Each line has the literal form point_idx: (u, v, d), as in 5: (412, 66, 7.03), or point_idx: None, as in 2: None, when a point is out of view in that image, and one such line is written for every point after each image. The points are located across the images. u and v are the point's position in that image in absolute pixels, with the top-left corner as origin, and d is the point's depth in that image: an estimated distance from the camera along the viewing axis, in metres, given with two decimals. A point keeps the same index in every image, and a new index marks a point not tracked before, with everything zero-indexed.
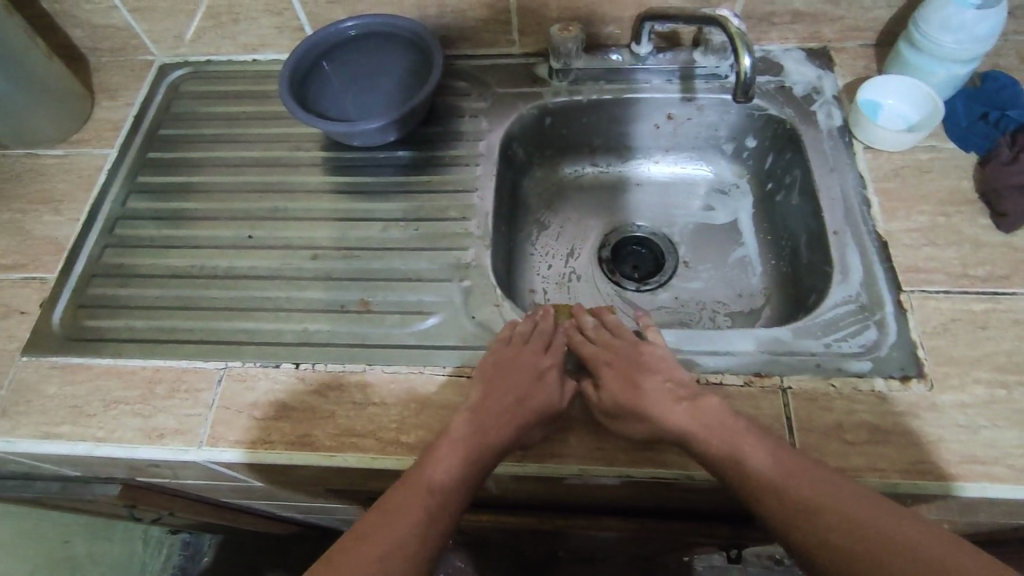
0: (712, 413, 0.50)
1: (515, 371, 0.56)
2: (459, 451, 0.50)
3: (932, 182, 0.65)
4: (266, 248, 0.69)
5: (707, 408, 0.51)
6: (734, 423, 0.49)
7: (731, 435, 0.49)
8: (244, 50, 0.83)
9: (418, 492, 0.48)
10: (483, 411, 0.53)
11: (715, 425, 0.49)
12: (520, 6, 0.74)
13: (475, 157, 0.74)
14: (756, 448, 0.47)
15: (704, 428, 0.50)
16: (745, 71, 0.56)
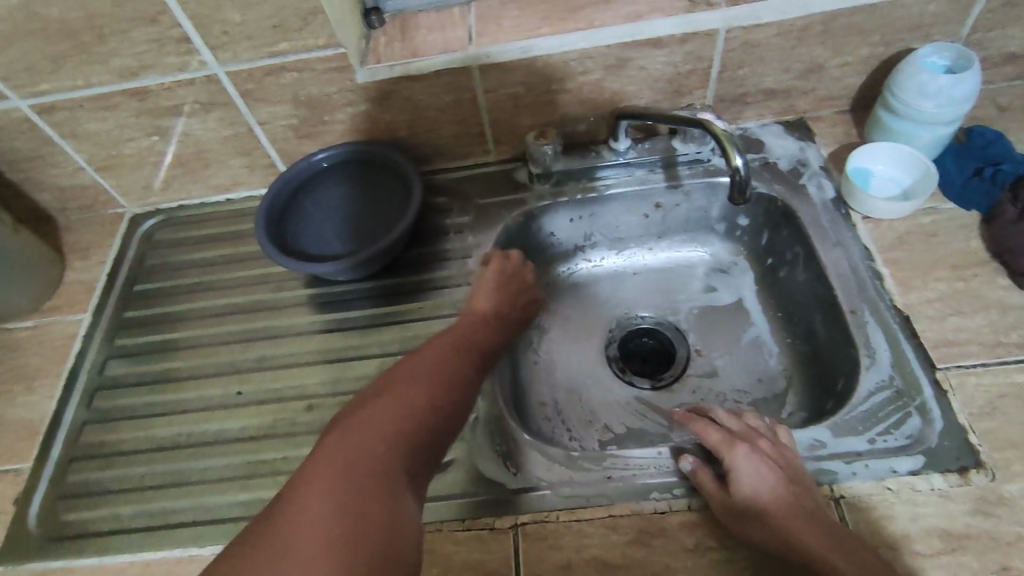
0: (778, 472, 0.51)
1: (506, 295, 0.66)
2: (453, 346, 0.56)
3: (941, 246, 0.63)
4: (257, 404, 0.65)
5: (774, 466, 0.51)
6: (796, 484, 0.50)
7: (787, 498, 0.49)
8: (217, 192, 0.81)
9: (422, 372, 0.51)
10: (478, 319, 0.63)
11: (778, 486, 0.50)
12: (493, 118, 0.73)
13: (466, 275, 0.71)
14: (812, 515, 0.48)
15: (765, 488, 0.50)
16: (736, 168, 0.54)
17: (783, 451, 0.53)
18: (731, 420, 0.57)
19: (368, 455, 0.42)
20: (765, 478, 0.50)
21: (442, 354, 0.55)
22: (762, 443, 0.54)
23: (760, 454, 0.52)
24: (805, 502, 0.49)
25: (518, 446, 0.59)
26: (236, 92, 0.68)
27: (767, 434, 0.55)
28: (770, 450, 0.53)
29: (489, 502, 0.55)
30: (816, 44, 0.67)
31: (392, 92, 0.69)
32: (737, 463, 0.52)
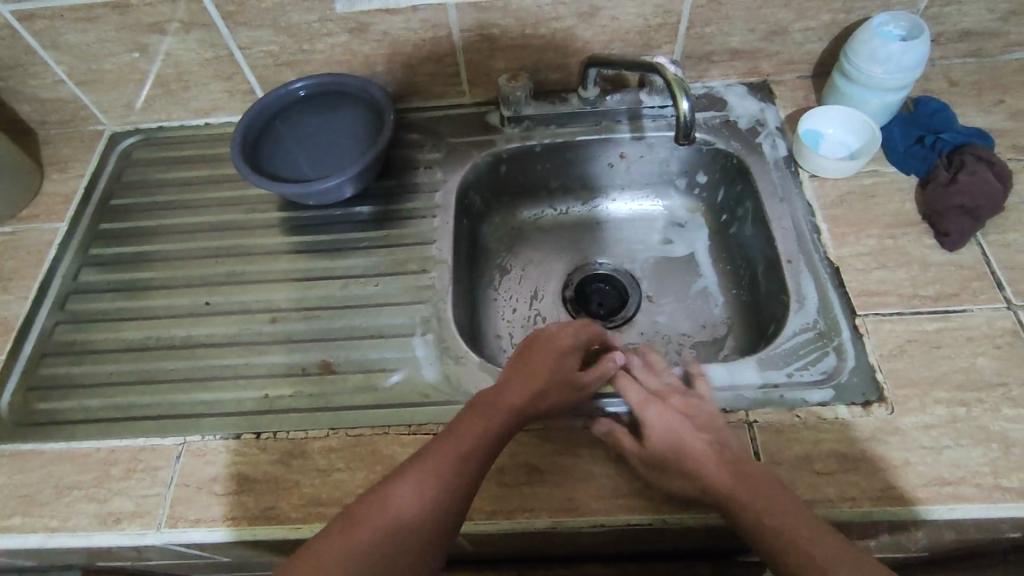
0: (682, 426, 0.53)
1: (541, 348, 0.57)
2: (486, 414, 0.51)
3: (877, 206, 0.67)
4: (224, 315, 0.68)
5: (682, 417, 0.54)
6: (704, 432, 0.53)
7: (698, 447, 0.51)
8: (196, 115, 0.83)
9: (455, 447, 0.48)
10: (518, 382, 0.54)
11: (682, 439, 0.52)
12: (468, 59, 0.75)
13: (432, 209, 0.74)
14: (720, 458, 0.50)
15: (674, 435, 0.53)
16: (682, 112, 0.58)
17: (694, 402, 0.56)
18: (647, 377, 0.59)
19: (389, 534, 0.44)
20: (672, 431, 0.53)
21: (472, 426, 0.50)
22: (674, 398, 0.56)
23: (671, 410, 0.55)
24: (711, 448, 0.51)
25: (466, 364, 0.62)
26: (216, 14, 0.70)
27: (670, 388, 0.58)
28: (682, 406, 0.55)
29: (435, 412, 0.59)
30: (780, 6, 0.70)
31: (369, 24, 0.71)
32: (647, 420, 0.55)
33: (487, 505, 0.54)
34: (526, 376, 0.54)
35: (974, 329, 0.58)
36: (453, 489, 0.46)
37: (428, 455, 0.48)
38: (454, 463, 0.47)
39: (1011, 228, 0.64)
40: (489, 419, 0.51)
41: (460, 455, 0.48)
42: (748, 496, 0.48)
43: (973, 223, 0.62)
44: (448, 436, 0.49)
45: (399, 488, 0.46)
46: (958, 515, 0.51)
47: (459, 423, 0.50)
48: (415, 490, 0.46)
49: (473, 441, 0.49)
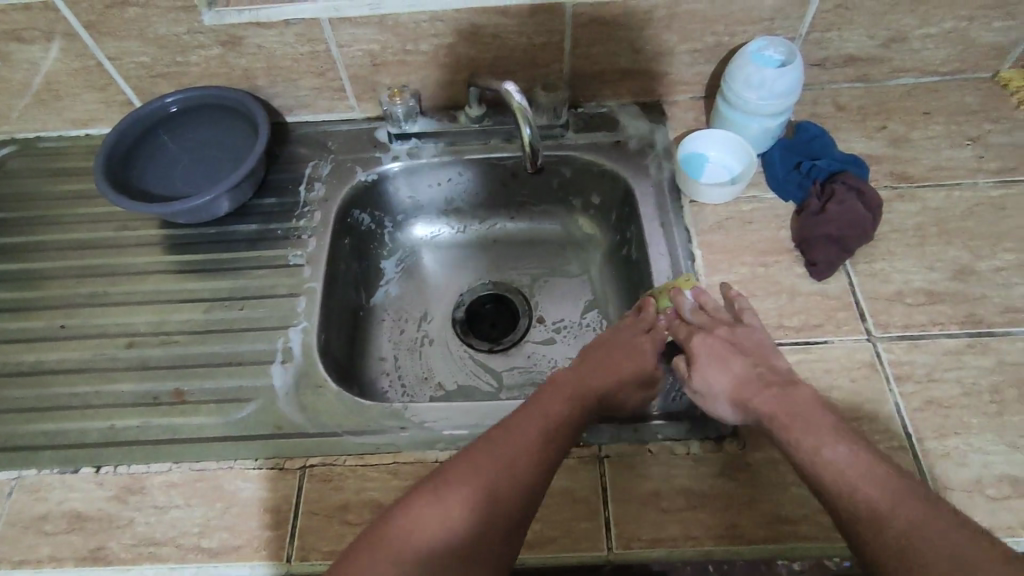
0: (734, 355, 0.55)
1: (608, 348, 0.62)
2: (566, 396, 0.56)
3: (753, 233, 0.66)
4: (80, 339, 0.65)
5: (726, 347, 0.56)
6: (751, 363, 0.54)
7: (738, 373, 0.54)
8: (74, 125, 0.79)
9: (538, 420, 0.53)
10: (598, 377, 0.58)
11: (739, 369, 0.54)
12: (351, 74, 0.73)
13: (311, 228, 0.71)
14: (768, 392, 0.51)
15: (718, 367, 0.55)
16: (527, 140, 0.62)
17: (749, 331, 0.57)
18: (699, 308, 0.60)
19: (470, 497, 0.47)
20: (718, 367, 0.55)
21: (556, 401, 0.55)
22: (720, 328, 0.57)
23: (719, 340, 0.57)
24: (773, 389, 0.52)
25: (326, 394, 0.60)
26: (78, 23, 0.67)
27: (728, 319, 0.58)
28: (729, 335, 0.57)
29: (286, 445, 0.57)
30: (662, 28, 0.69)
31: (242, 37, 0.69)
32: (694, 352, 0.57)
33: (325, 546, 0.52)
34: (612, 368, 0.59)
35: (833, 361, 0.58)
36: (529, 450, 0.50)
37: (521, 421, 0.53)
38: (539, 432, 0.52)
39: (880, 257, 0.63)
40: (569, 399, 0.55)
41: (544, 423, 0.53)
42: (802, 430, 0.47)
43: (841, 253, 0.62)
44: (528, 411, 0.54)
45: (493, 455, 0.50)
46: (796, 553, 0.50)
47: (540, 399, 0.55)
48: (501, 451, 0.50)
49: (561, 416, 0.54)
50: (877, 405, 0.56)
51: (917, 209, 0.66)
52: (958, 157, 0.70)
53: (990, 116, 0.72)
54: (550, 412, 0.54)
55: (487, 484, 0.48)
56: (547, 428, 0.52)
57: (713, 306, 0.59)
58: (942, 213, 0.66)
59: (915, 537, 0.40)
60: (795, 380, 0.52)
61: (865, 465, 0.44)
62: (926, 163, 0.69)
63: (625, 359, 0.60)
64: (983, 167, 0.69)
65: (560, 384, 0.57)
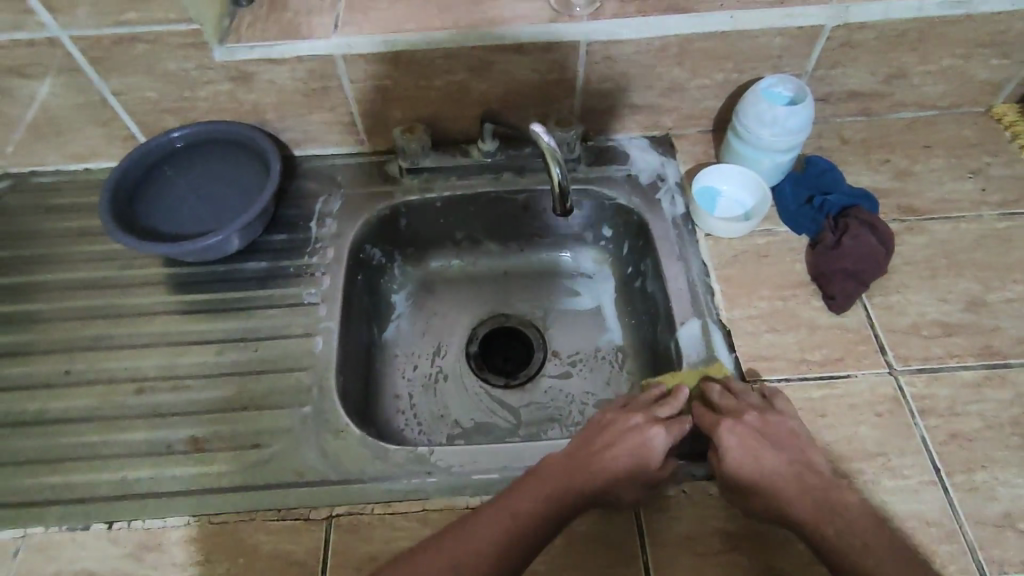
0: (771, 451, 0.53)
1: (651, 413, 0.56)
2: (593, 463, 0.53)
3: (769, 266, 0.67)
4: (86, 385, 0.62)
5: (758, 437, 0.53)
6: (785, 456, 0.53)
7: (773, 470, 0.52)
8: (73, 160, 0.77)
9: (550, 483, 0.51)
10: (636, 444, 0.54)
11: (777, 469, 0.52)
12: (363, 109, 0.73)
13: (325, 265, 0.70)
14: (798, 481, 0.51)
15: (757, 460, 0.52)
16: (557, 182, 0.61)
17: (784, 424, 0.54)
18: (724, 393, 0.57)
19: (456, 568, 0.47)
20: (750, 459, 0.52)
21: (582, 463, 0.53)
22: (750, 415, 0.55)
23: (751, 429, 0.54)
24: (804, 479, 0.51)
25: (348, 438, 0.59)
26: (83, 59, 0.65)
27: (759, 405, 0.56)
28: (764, 424, 0.54)
29: (310, 494, 0.55)
30: (673, 65, 0.70)
31: (253, 73, 0.68)
32: (723, 441, 0.54)
33: None
34: (633, 447, 0.53)
35: (856, 396, 0.59)
36: (515, 532, 0.48)
37: (518, 500, 0.50)
38: (551, 498, 0.50)
39: (894, 290, 0.65)
40: (600, 467, 0.52)
41: (536, 508, 0.50)
42: (824, 505, 0.50)
43: (857, 287, 0.63)
44: (527, 488, 0.51)
45: (485, 530, 0.48)
46: None
47: (566, 458, 0.53)
48: (512, 511, 0.49)
49: (581, 482, 0.51)
50: (902, 439, 0.56)
51: (926, 241, 0.68)
52: (960, 190, 0.72)
53: (987, 149, 0.75)
54: (571, 473, 0.52)
55: (483, 545, 0.48)
56: (540, 512, 0.50)
57: (744, 394, 0.57)
58: (950, 245, 0.68)
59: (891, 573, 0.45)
60: (832, 483, 0.51)
61: (879, 535, 0.48)
62: (931, 196, 0.71)
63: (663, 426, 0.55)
64: (985, 199, 0.71)
65: (593, 444, 0.54)
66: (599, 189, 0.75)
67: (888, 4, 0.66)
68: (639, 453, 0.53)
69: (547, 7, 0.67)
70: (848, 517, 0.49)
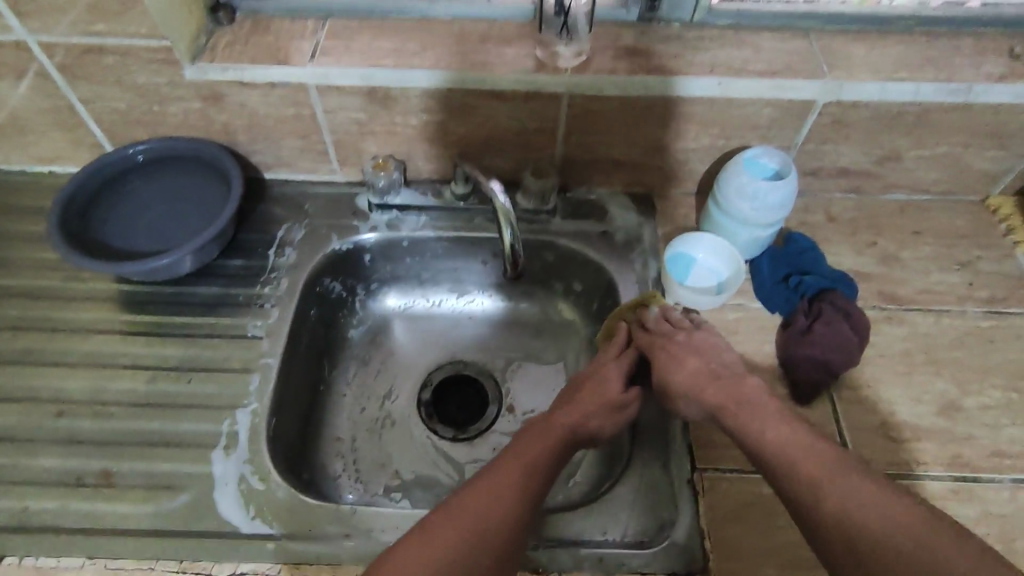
0: (699, 357, 0.57)
1: (581, 385, 0.60)
2: (547, 436, 0.54)
3: (737, 344, 0.64)
4: (5, 402, 0.59)
5: (688, 351, 0.58)
6: (717, 365, 0.56)
7: (706, 376, 0.55)
8: (38, 162, 0.75)
9: (513, 462, 0.52)
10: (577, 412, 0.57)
11: (709, 372, 0.55)
12: (336, 140, 0.71)
13: (275, 297, 0.67)
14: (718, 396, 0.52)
15: (689, 368, 0.56)
16: (507, 243, 0.62)
17: (705, 334, 0.59)
18: (658, 317, 0.62)
19: (482, 525, 0.47)
20: (676, 369, 0.57)
21: (532, 444, 0.54)
22: (679, 337, 0.59)
23: (681, 346, 0.58)
24: (733, 383, 0.53)
25: (269, 488, 0.55)
26: (51, 64, 0.63)
27: (686, 325, 0.60)
28: (692, 342, 0.58)
29: (218, 547, 0.52)
30: (658, 125, 0.68)
31: (224, 94, 0.66)
32: (660, 361, 0.58)
33: None
34: (593, 392, 0.58)
35: None
36: (502, 510, 0.48)
37: (515, 456, 0.52)
38: (521, 472, 0.51)
39: (865, 384, 0.61)
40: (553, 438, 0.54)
41: (534, 455, 0.52)
42: (750, 412, 0.50)
43: (826, 378, 0.60)
44: (519, 445, 0.53)
45: (491, 485, 0.49)
46: None
47: (515, 446, 0.54)
48: (492, 492, 0.49)
49: (541, 456, 0.53)
50: None
51: (905, 333, 0.64)
52: (946, 281, 0.69)
53: (979, 242, 0.72)
54: (530, 453, 0.53)
55: (474, 523, 0.47)
56: (540, 457, 0.52)
57: (671, 316, 0.61)
58: (930, 340, 0.64)
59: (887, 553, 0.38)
60: (746, 373, 0.54)
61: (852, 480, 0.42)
62: (915, 285, 0.68)
63: (599, 388, 0.59)
64: (971, 295, 0.68)
65: (533, 428, 0.56)
66: (572, 243, 0.72)
67: (884, 84, 0.63)
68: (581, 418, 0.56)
69: (533, 55, 0.66)
70: (776, 432, 0.47)
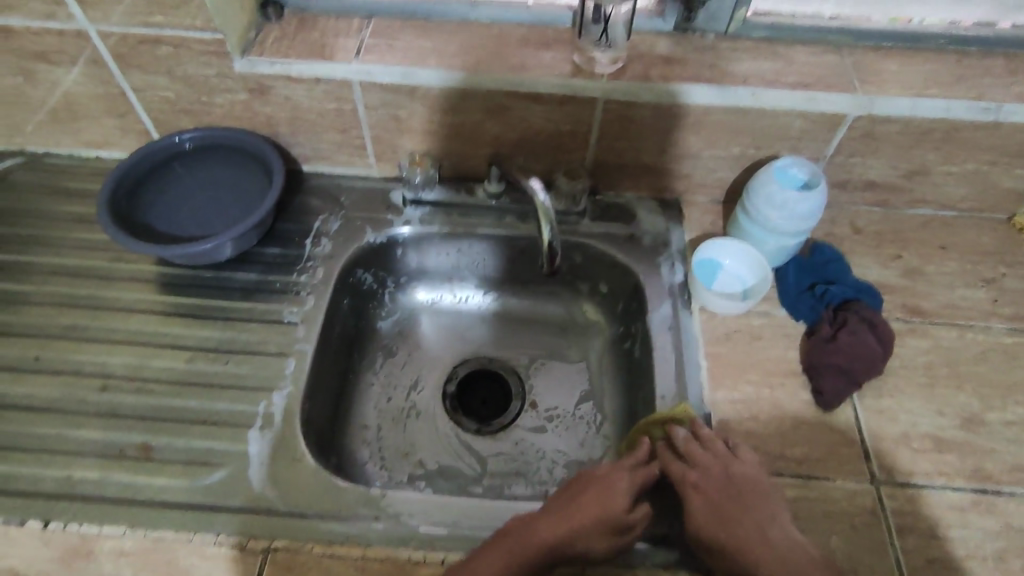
0: (731, 497, 0.53)
1: (588, 492, 0.55)
2: (513, 548, 0.51)
3: (761, 350, 0.65)
4: (52, 375, 0.62)
5: (718, 491, 0.54)
6: (751, 505, 0.53)
7: (735, 524, 0.52)
8: (87, 146, 0.78)
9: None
10: (561, 530, 0.52)
11: (739, 517, 0.52)
12: (374, 136, 0.73)
13: (311, 285, 0.69)
14: (728, 490, 0.54)
15: (717, 505, 0.53)
16: (546, 241, 0.62)
17: (740, 469, 0.55)
18: (691, 438, 0.57)
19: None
20: (701, 505, 0.53)
21: (493, 560, 0.50)
22: (715, 466, 0.55)
23: (712, 478, 0.54)
24: (763, 531, 0.51)
25: (302, 467, 0.57)
26: (108, 53, 0.66)
27: (723, 455, 0.55)
28: (726, 475, 0.54)
29: (252, 522, 0.54)
30: (690, 133, 0.69)
31: (270, 87, 0.68)
32: (688, 490, 0.55)
33: None
34: (595, 504, 0.53)
35: (833, 503, 0.55)
36: None
37: (483, 560, 0.50)
38: None
39: (887, 394, 0.62)
40: (518, 556, 0.50)
41: (499, 566, 0.50)
42: (785, 566, 0.49)
43: (850, 385, 0.61)
44: (494, 549, 0.51)
45: None
46: None
47: (481, 554, 0.50)
48: None
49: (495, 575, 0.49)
50: (876, 556, 0.53)
51: (928, 346, 0.65)
52: (970, 297, 0.69)
53: (1004, 260, 0.72)
54: (485, 570, 0.49)
55: None
56: (506, 570, 0.49)
57: (713, 442, 0.56)
58: (953, 354, 0.65)
59: None
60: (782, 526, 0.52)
61: None
62: (939, 299, 0.69)
63: (599, 500, 0.54)
64: (995, 311, 0.68)
65: (512, 533, 0.52)
66: (600, 245, 0.74)
67: (916, 100, 0.64)
68: (557, 536, 0.51)
69: (570, 60, 0.67)
70: (774, 536, 0.51)
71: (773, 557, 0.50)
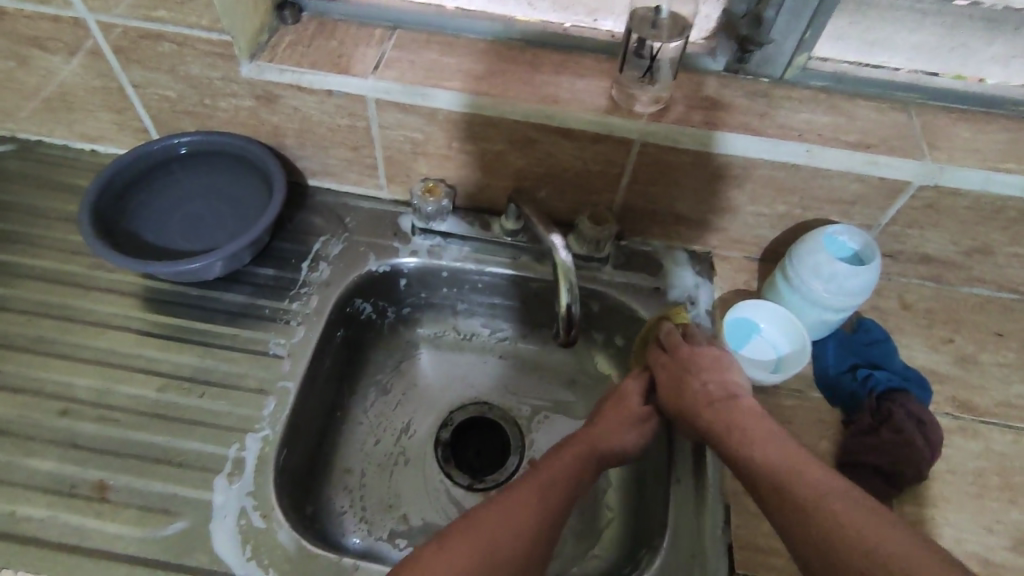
0: (709, 373, 0.55)
1: (604, 408, 0.60)
2: (562, 459, 0.55)
3: (792, 436, 0.58)
4: (11, 392, 0.56)
5: (694, 367, 0.56)
6: (720, 381, 0.54)
7: (708, 394, 0.53)
8: (83, 140, 0.73)
9: (528, 490, 0.51)
10: (594, 440, 0.56)
11: (710, 390, 0.54)
12: (388, 157, 0.67)
13: (303, 315, 0.64)
14: (701, 366, 0.56)
15: (699, 379, 0.55)
16: (563, 304, 0.57)
17: (711, 352, 0.57)
18: (671, 337, 0.60)
19: (497, 541, 0.47)
20: (685, 385, 0.55)
21: (549, 468, 0.53)
22: (687, 353, 0.58)
23: (691, 363, 0.57)
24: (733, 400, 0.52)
25: (270, 525, 0.51)
26: (107, 45, 0.61)
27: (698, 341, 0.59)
28: (701, 356, 0.57)
29: None
30: (731, 185, 0.63)
31: (279, 96, 0.63)
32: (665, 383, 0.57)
33: None
34: (616, 413, 0.58)
35: None
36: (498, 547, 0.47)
37: (536, 473, 0.53)
38: (531, 500, 0.51)
39: (931, 502, 0.55)
40: (568, 463, 0.54)
41: (558, 469, 0.54)
42: (738, 437, 0.49)
43: (889, 490, 0.54)
44: (545, 461, 0.54)
45: (495, 509, 0.49)
46: None
47: (530, 470, 0.54)
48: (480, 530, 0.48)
49: (549, 482, 0.52)
50: None
51: (979, 450, 0.58)
52: None
53: None
54: (538, 480, 0.52)
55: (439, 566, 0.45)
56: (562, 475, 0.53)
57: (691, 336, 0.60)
58: (1006, 461, 0.58)
59: (830, 506, 0.40)
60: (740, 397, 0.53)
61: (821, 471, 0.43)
62: (992, 395, 0.62)
63: (616, 409, 0.59)
64: None
65: (551, 453, 0.56)
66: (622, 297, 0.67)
67: (990, 174, 0.57)
68: (595, 440, 0.56)
69: (608, 95, 0.61)
70: (737, 407, 0.51)
71: (738, 431, 0.49)
